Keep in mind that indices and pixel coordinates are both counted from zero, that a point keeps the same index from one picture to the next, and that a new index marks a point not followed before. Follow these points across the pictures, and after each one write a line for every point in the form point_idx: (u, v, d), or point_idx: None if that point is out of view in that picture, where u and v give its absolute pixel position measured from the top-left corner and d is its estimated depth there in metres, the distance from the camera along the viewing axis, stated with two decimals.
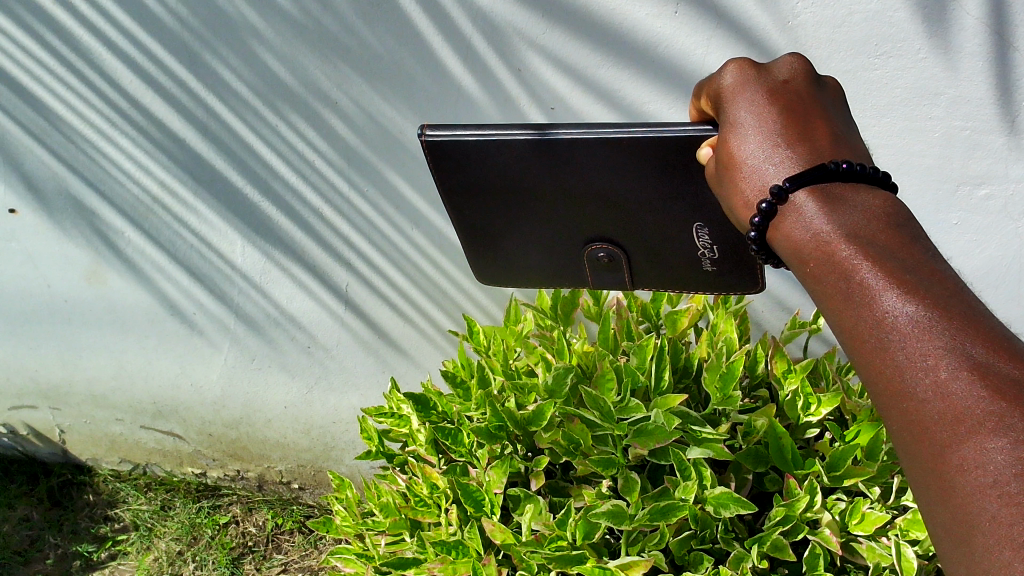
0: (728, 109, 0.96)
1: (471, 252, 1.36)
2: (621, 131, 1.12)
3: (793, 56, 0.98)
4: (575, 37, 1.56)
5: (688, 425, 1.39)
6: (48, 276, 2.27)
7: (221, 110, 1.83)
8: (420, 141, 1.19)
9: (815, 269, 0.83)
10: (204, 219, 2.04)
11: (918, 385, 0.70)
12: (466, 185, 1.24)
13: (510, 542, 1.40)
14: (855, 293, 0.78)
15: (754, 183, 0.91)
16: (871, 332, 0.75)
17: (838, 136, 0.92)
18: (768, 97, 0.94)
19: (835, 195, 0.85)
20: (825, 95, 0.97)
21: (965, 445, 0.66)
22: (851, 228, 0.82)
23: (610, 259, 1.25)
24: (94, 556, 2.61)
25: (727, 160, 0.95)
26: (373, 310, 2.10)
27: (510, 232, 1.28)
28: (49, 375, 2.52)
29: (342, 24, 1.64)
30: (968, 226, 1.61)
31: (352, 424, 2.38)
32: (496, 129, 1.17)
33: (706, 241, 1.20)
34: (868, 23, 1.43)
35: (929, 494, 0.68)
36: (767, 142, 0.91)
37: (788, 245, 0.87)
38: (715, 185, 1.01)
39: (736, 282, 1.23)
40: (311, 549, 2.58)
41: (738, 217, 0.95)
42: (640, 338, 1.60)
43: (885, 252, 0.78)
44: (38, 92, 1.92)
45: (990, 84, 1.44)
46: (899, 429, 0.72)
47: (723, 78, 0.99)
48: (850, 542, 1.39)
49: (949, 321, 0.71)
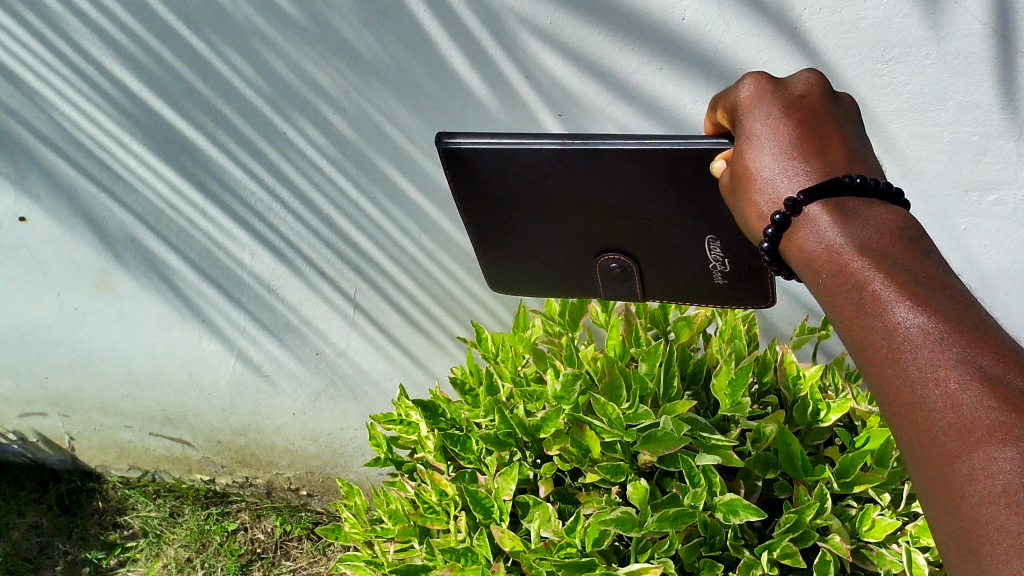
0: (745, 122, 0.96)
1: (484, 261, 1.37)
2: (633, 143, 1.12)
3: (811, 71, 0.98)
4: (584, 43, 1.56)
5: (696, 432, 1.39)
6: (58, 283, 2.28)
7: (230, 117, 1.84)
8: (438, 148, 1.19)
9: (827, 280, 0.83)
10: (213, 227, 2.05)
11: (928, 395, 0.70)
12: (477, 193, 1.24)
13: (520, 550, 1.40)
14: (867, 304, 0.77)
15: (768, 195, 0.91)
16: (882, 343, 0.75)
17: (853, 150, 0.92)
18: (785, 109, 0.94)
19: (848, 208, 0.85)
20: (841, 110, 0.97)
21: (974, 455, 0.66)
22: (864, 241, 0.82)
23: (622, 271, 1.25)
24: (103, 563, 2.62)
25: (741, 171, 0.95)
26: (381, 317, 2.11)
27: (525, 241, 1.29)
28: (58, 382, 2.53)
29: (351, 31, 1.65)
30: (978, 232, 1.61)
31: (360, 432, 2.38)
32: (509, 139, 1.17)
33: (718, 255, 1.20)
34: (877, 28, 1.43)
35: (939, 504, 0.68)
36: (781, 156, 0.91)
37: (802, 257, 0.87)
38: (729, 197, 1.00)
39: (749, 297, 1.23)
40: (319, 556, 2.58)
41: (752, 230, 0.95)
42: (648, 345, 1.61)
43: (898, 264, 0.78)
44: (48, 103, 1.93)
45: (999, 89, 1.43)
46: (909, 440, 0.72)
47: (740, 91, 1.00)
48: (860, 549, 1.39)
49: (960, 333, 0.71)
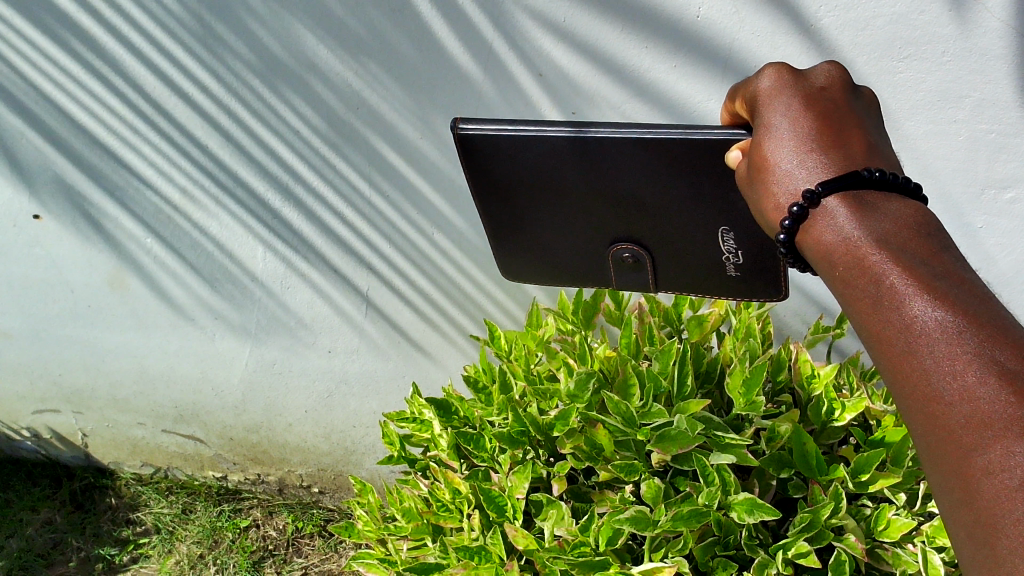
0: (764, 112, 0.95)
1: (497, 248, 1.37)
2: (651, 132, 1.11)
3: (831, 64, 0.97)
4: (598, 41, 1.56)
5: (710, 430, 1.37)
6: (71, 280, 2.28)
7: (244, 115, 1.84)
8: (454, 133, 1.19)
9: (843, 273, 0.82)
10: (226, 224, 2.05)
11: (945, 388, 0.70)
12: (495, 183, 1.24)
13: (533, 548, 1.40)
14: (884, 298, 0.77)
15: (785, 186, 0.90)
16: (898, 336, 0.75)
17: (873, 145, 0.92)
18: (805, 101, 0.93)
19: (866, 202, 0.85)
20: (861, 104, 0.96)
21: (992, 447, 0.66)
22: (882, 235, 0.82)
23: (635, 260, 1.25)
24: (116, 559, 2.64)
25: (759, 162, 0.94)
26: (394, 314, 2.11)
27: (543, 234, 1.29)
28: (72, 380, 2.54)
29: (365, 28, 1.64)
30: (993, 230, 1.60)
31: (372, 429, 2.39)
32: (527, 126, 1.16)
33: (732, 247, 1.20)
34: (892, 26, 1.42)
35: (953, 497, 0.68)
36: (800, 148, 0.90)
37: (818, 250, 0.86)
38: (744, 188, 0.99)
39: (761, 291, 1.24)
40: (332, 553, 2.58)
41: (768, 221, 0.94)
42: (662, 343, 1.60)
43: (915, 259, 0.78)
44: (63, 101, 1.93)
45: (1016, 87, 1.42)
46: (924, 433, 0.72)
47: (760, 81, 0.99)
48: (875, 548, 1.38)
49: (979, 327, 0.71)
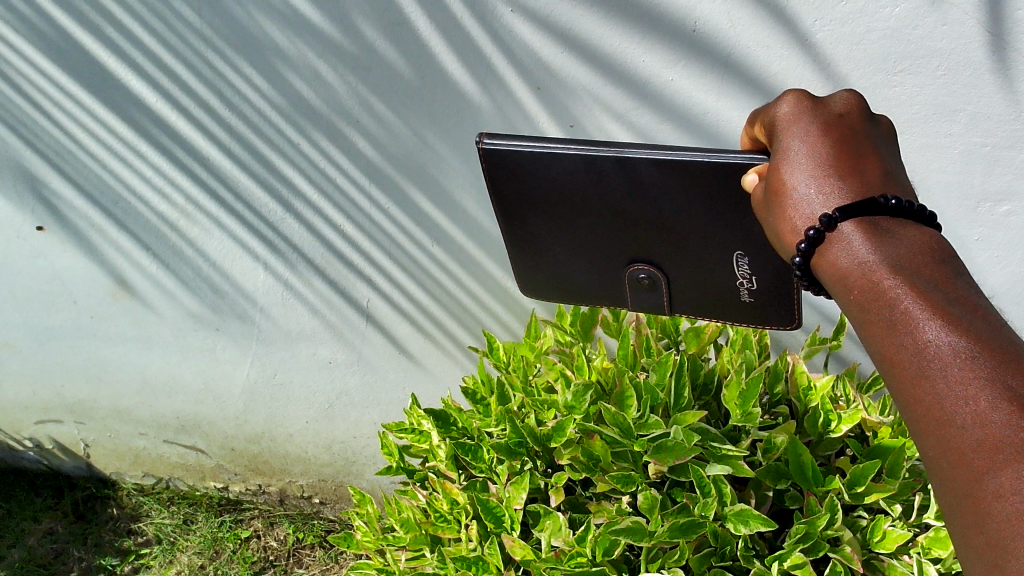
0: (782, 137, 0.97)
1: (515, 263, 1.39)
2: (667, 152, 1.12)
3: (849, 92, 0.99)
4: (596, 55, 1.57)
5: (708, 441, 1.38)
6: (74, 292, 2.29)
7: (242, 129, 1.85)
8: (479, 149, 1.21)
9: (858, 297, 0.83)
10: (227, 237, 2.06)
11: (956, 412, 0.71)
12: (512, 199, 1.26)
13: (530, 559, 1.42)
14: (898, 321, 0.78)
15: (802, 211, 0.91)
16: (911, 360, 0.76)
17: (889, 172, 0.92)
18: (824, 128, 0.94)
19: (882, 228, 0.86)
20: (879, 132, 0.97)
21: (1003, 471, 0.66)
22: (895, 260, 0.83)
23: (651, 281, 1.26)
24: (117, 569, 2.64)
25: (776, 186, 0.95)
26: (394, 326, 2.12)
27: (556, 247, 1.30)
28: (74, 391, 2.55)
29: (363, 43, 1.65)
30: (989, 242, 1.61)
31: (372, 440, 2.41)
32: (546, 143, 1.18)
33: (746, 271, 1.21)
34: (886, 41, 1.43)
35: (964, 519, 0.69)
36: (817, 173, 0.91)
37: (832, 273, 0.87)
38: (761, 211, 1.00)
39: (775, 317, 1.25)
40: (332, 563, 2.60)
41: (784, 244, 0.95)
42: (659, 355, 1.62)
43: (930, 284, 0.79)
44: (65, 116, 1.94)
45: (1008, 100, 1.43)
46: (935, 455, 0.72)
47: (779, 107, 1.00)
48: (871, 559, 1.39)
49: (991, 354, 0.72)
